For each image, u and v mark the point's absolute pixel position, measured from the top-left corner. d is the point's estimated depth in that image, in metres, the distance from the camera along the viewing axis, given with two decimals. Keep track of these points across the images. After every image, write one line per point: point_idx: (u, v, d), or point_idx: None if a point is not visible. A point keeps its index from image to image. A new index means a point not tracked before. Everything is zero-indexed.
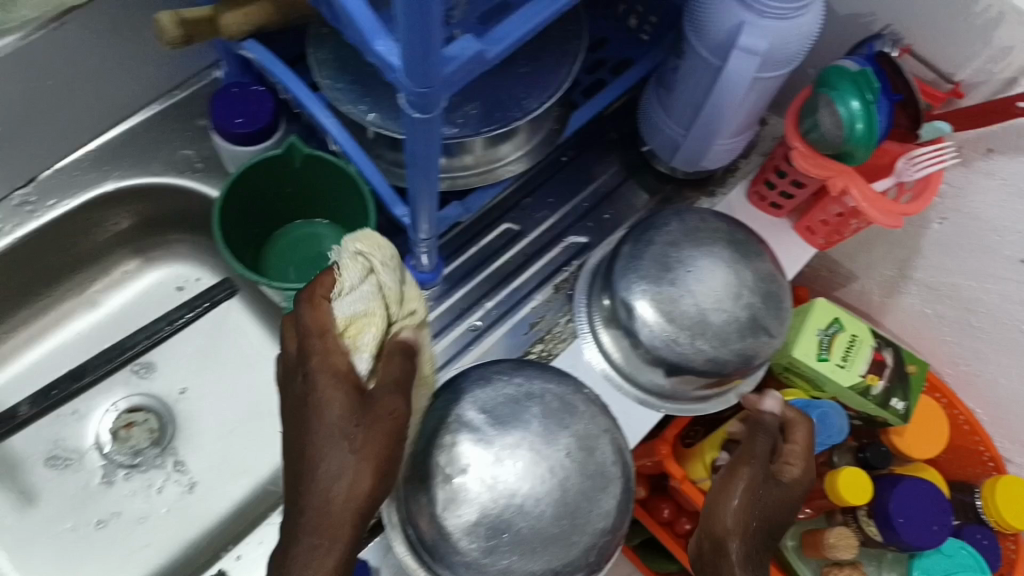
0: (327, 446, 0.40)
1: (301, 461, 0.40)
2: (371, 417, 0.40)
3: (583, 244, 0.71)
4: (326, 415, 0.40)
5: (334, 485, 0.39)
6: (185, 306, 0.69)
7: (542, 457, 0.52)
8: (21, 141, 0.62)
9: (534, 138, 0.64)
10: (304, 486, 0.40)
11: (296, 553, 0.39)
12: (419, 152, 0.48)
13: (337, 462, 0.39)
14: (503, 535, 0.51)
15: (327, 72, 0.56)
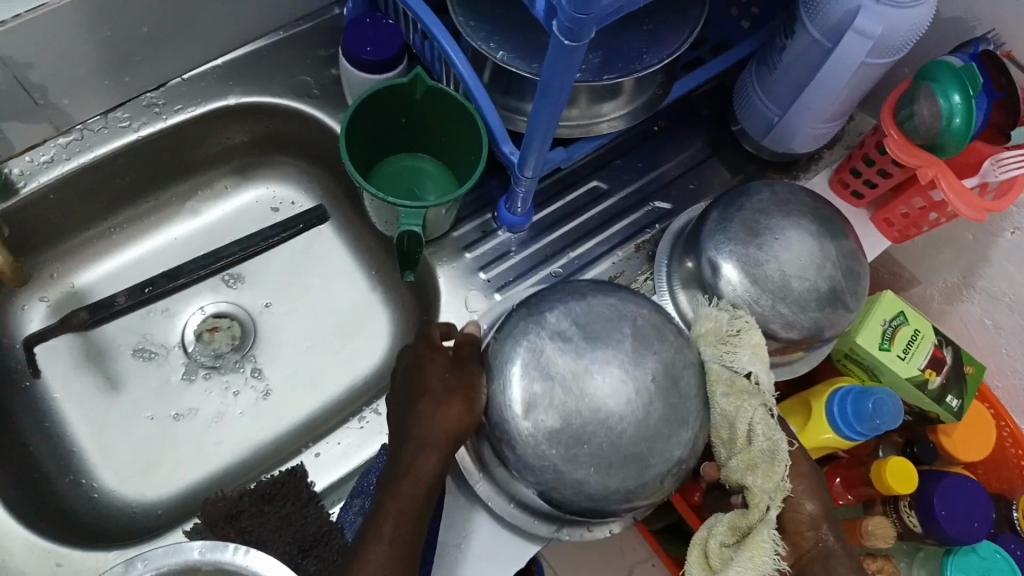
0: (429, 396, 0.54)
1: (410, 401, 0.55)
2: (462, 372, 0.55)
3: (667, 210, 0.74)
4: (427, 376, 0.55)
5: (428, 425, 0.53)
6: (282, 225, 0.74)
7: (630, 377, 0.52)
8: (160, 47, 0.66)
9: (637, 100, 0.66)
10: (409, 427, 0.54)
11: (404, 457, 0.53)
12: (553, 82, 0.51)
13: (429, 409, 0.53)
14: (580, 446, 0.51)
15: (462, 10, 0.59)
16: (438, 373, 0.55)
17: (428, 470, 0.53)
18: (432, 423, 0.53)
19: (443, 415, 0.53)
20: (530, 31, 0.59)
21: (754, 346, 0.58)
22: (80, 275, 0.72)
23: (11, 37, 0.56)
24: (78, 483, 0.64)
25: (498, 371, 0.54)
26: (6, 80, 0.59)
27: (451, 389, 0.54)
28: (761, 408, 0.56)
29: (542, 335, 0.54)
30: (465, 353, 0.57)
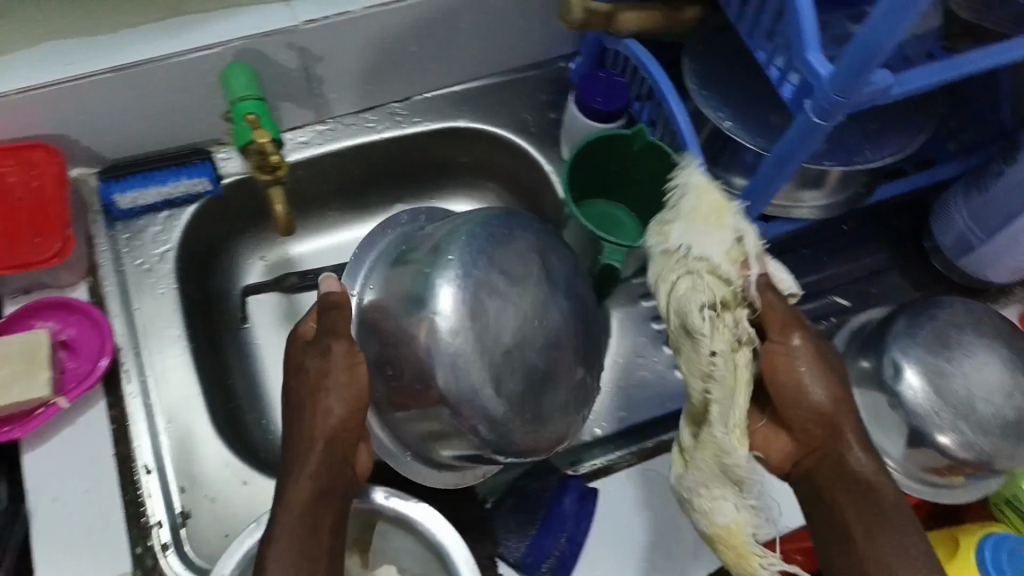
0: (313, 391, 0.54)
1: (308, 401, 0.53)
2: (322, 358, 0.54)
3: (846, 307, 0.74)
4: (299, 363, 0.55)
5: (304, 419, 0.53)
6: None
7: (535, 310, 0.55)
8: (418, 67, 0.73)
9: (840, 195, 0.68)
10: (296, 431, 0.53)
11: (292, 468, 0.52)
12: (785, 150, 0.55)
13: (306, 395, 0.54)
14: (520, 378, 0.53)
15: (696, 80, 0.62)
16: (299, 357, 0.56)
17: (314, 463, 0.51)
18: (333, 410, 0.53)
19: (331, 399, 0.53)
20: (763, 107, 0.61)
21: (723, 211, 0.54)
22: (296, 245, 0.80)
23: (313, 34, 0.64)
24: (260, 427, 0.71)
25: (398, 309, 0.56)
26: (298, 70, 0.67)
27: (317, 376, 0.54)
28: (711, 279, 0.52)
29: (470, 278, 0.54)
30: (329, 326, 0.55)
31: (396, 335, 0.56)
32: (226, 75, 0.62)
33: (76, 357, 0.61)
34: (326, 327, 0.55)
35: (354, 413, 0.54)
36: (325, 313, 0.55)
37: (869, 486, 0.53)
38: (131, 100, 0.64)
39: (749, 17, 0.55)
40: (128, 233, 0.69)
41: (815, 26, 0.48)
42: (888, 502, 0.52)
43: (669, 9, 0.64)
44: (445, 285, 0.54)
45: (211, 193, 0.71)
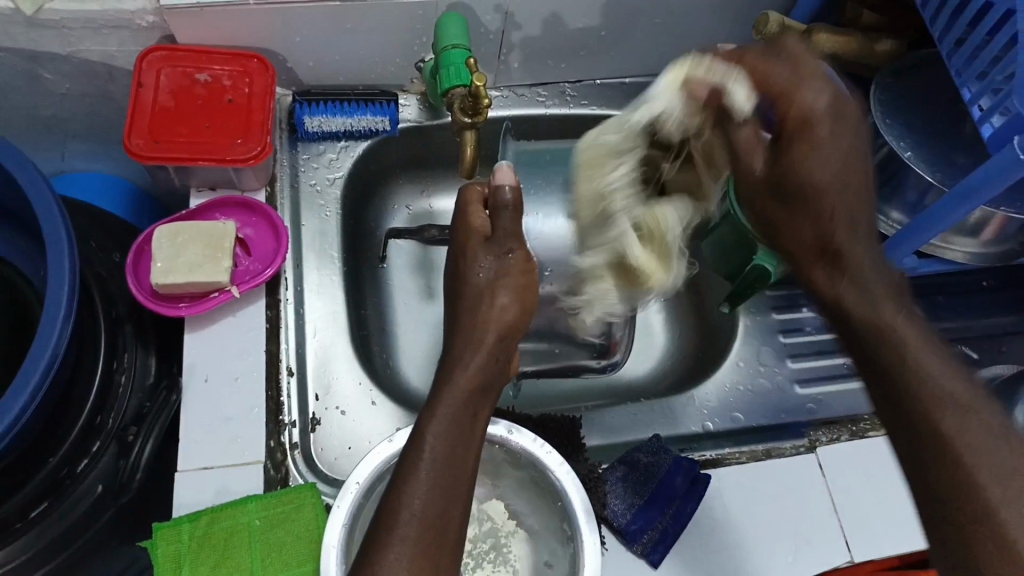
0: (492, 285, 0.55)
1: (477, 297, 0.55)
2: (503, 255, 0.57)
3: (973, 359, 0.75)
4: (474, 256, 0.57)
5: (480, 308, 0.55)
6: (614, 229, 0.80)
7: None
8: (600, 53, 0.77)
9: (995, 246, 0.69)
10: (461, 325, 0.54)
11: (457, 353, 0.53)
12: (972, 185, 0.55)
13: (480, 290, 0.55)
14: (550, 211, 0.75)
15: (884, 109, 0.67)
16: (471, 253, 0.57)
17: (476, 360, 0.52)
18: (497, 308, 0.55)
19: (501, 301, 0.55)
20: (945, 145, 0.65)
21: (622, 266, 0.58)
22: (441, 200, 0.82)
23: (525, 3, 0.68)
24: (387, 360, 0.73)
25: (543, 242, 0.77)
26: (496, 33, 0.71)
27: (492, 276, 0.56)
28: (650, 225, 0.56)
29: None
30: (502, 228, 0.58)
31: None
32: (440, 23, 0.65)
33: (251, 257, 0.65)
34: (504, 229, 0.58)
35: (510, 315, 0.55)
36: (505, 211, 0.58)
37: (852, 318, 0.48)
38: (346, 32, 0.68)
39: (964, 55, 0.58)
40: (307, 154, 0.74)
41: None
42: (881, 336, 0.46)
43: (867, 39, 0.69)
44: None
45: (387, 133, 0.75)
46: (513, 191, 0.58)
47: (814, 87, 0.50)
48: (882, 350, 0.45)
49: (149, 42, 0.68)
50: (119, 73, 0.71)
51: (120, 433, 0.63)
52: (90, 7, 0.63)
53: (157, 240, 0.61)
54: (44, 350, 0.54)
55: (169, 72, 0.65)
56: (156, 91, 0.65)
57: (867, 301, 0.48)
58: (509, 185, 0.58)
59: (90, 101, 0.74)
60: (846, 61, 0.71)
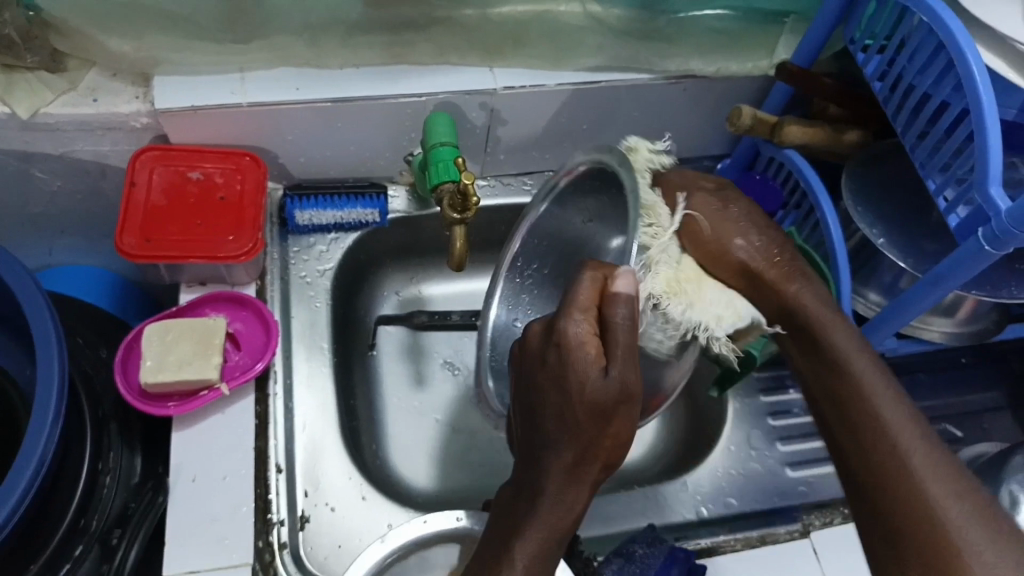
0: (615, 419, 0.46)
1: (573, 422, 0.46)
2: (621, 377, 0.46)
3: (957, 436, 0.76)
4: (585, 383, 0.46)
5: (600, 432, 0.46)
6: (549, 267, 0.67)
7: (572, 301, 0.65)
8: (582, 143, 0.80)
9: (969, 326, 0.71)
10: (563, 452, 0.47)
11: (550, 489, 0.47)
12: (947, 270, 0.57)
13: (595, 416, 0.46)
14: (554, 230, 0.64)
15: (853, 197, 0.70)
16: (579, 378, 0.46)
17: (580, 501, 0.48)
18: (627, 435, 0.47)
19: (628, 413, 0.47)
20: (913, 230, 0.67)
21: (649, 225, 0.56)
22: (429, 286, 0.84)
23: (509, 99, 0.72)
24: (376, 451, 0.73)
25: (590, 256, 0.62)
26: (482, 127, 0.75)
27: (603, 408, 0.46)
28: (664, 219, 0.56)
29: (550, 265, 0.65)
30: (621, 341, 0.46)
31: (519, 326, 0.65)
32: (430, 120, 0.68)
33: (241, 351, 0.65)
34: (619, 350, 0.46)
35: (626, 405, 0.46)
36: (616, 320, 0.46)
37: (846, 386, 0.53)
38: (336, 129, 0.70)
39: (924, 149, 0.61)
40: (297, 247, 0.75)
41: (1000, 164, 0.52)
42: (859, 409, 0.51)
43: (834, 130, 0.72)
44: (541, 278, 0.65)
45: (377, 224, 0.76)
46: (630, 305, 0.47)
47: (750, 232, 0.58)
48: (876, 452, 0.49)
49: (143, 142, 0.69)
50: (111, 171, 0.72)
51: (103, 537, 0.61)
52: (84, 110, 0.65)
53: (147, 338, 0.61)
54: (31, 456, 0.53)
55: (162, 171, 0.67)
56: (149, 189, 0.66)
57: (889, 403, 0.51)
58: (631, 295, 0.47)
59: (82, 198, 0.75)
60: (817, 151, 0.74)
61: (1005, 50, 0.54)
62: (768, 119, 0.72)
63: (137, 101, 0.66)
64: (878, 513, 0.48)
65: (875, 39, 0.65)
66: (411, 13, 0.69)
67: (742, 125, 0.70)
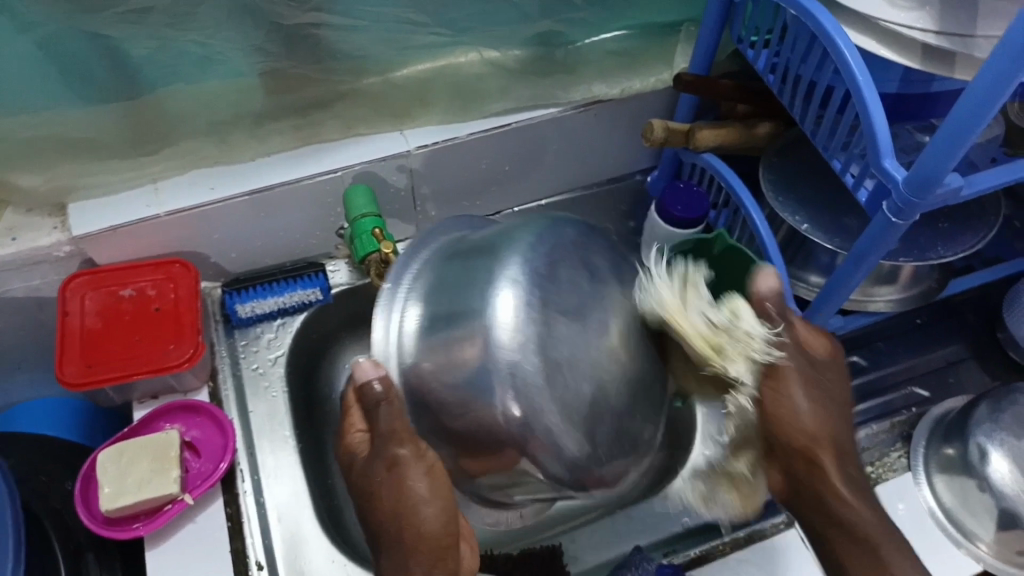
0: (410, 501, 0.50)
1: (370, 508, 0.52)
2: (396, 472, 0.51)
3: (925, 396, 0.77)
4: (364, 472, 0.52)
5: (407, 512, 0.50)
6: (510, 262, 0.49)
7: (499, 308, 0.48)
8: (505, 185, 0.82)
9: (913, 289, 0.72)
10: (382, 555, 0.51)
11: (388, 574, 0.50)
12: (864, 248, 0.58)
13: (377, 487, 0.52)
14: (609, 433, 0.50)
15: (774, 189, 0.71)
16: (362, 470, 0.53)
17: None
18: (426, 520, 0.50)
19: (415, 484, 0.50)
20: (835, 212, 0.69)
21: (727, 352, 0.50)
22: None
23: (423, 157, 0.73)
24: (361, 526, 0.72)
25: (486, 295, 0.48)
26: (406, 189, 0.77)
27: (394, 496, 0.51)
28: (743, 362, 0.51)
29: (514, 276, 0.48)
30: (383, 426, 0.50)
31: (465, 367, 0.49)
32: (348, 193, 0.69)
33: (201, 458, 0.65)
34: (382, 430, 0.51)
35: (413, 467, 0.51)
36: (378, 408, 0.50)
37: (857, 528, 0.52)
38: (263, 220, 0.71)
39: (822, 133, 0.62)
40: (245, 340, 0.75)
41: (889, 137, 0.53)
42: (872, 537, 0.52)
43: (746, 126, 0.73)
44: (503, 288, 0.48)
45: (321, 301, 0.76)
46: (381, 383, 0.50)
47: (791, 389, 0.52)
48: (840, 529, 0.53)
49: (71, 269, 0.70)
50: (47, 303, 0.72)
51: None
52: (5, 251, 0.65)
53: (102, 467, 0.60)
54: None
55: (93, 295, 0.67)
56: (83, 316, 0.66)
57: (858, 502, 0.52)
58: (376, 377, 0.50)
59: (25, 333, 0.75)
60: (734, 149, 0.75)
61: (874, 30, 0.56)
62: (681, 128, 0.74)
63: (55, 232, 0.66)
64: (820, 535, 0.55)
65: (758, 35, 0.67)
66: (314, 93, 0.70)
67: (653, 138, 0.72)
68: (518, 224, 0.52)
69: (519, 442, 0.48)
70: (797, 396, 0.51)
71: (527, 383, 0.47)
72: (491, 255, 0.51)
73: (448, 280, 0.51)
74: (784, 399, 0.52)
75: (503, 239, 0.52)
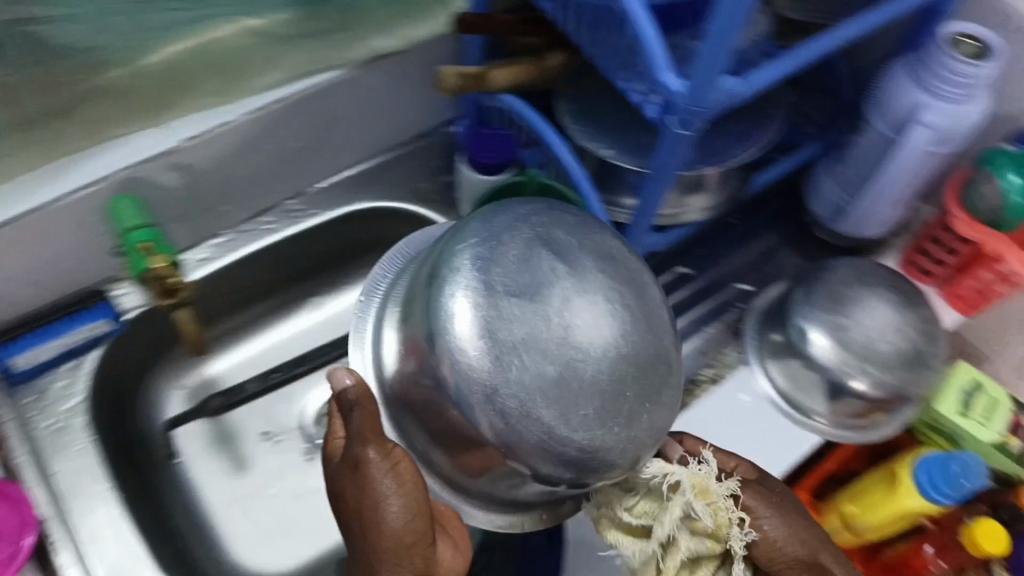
0: (379, 497, 0.51)
1: (346, 504, 0.53)
2: (359, 472, 0.52)
3: (749, 291, 0.81)
4: (340, 473, 0.54)
5: (376, 509, 0.51)
6: (480, 268, 0.52)
7: (495, 308, 0.51)
8: (303, 163, 0.76)
9: (721, 192, 0.74)
10: (358, 550, 0.52)
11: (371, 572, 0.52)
12: (665, 163, 0.59)
13: (349, 476, 0.53)
14: (593, 411, 0.49)
15: (573, 118, 0.70)
16: (337, 474, 0.54)
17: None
18: (390, 518, 0.51)
19: (381, 474, 0.52)
20: (633, 133, 0.69)
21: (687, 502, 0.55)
22: (215, 364, 0.79)
23: (194, 150, 0.66)
24: (212, 558, 0.70)
25: (441, 304, 0.52)
26: (186, 188, 0.69)
27: (356, 494, 0.52)
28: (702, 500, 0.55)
29: (474, 288, 0.51)
30: (354, 429, 0.53)
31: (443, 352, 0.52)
32: (113, 207, 0.63)
33: None
34: (355, 428, 0.53)
35: (402, 467, 0.52)
36: (352, 413, 0.53)
37: None
38: (21, 255, 0.62)
39: (605, 50, 0.60)
40: (31, 397, 0.67)
41: (662, 49, 0.53)
42: None
43: (537, 59, 0.71)
44: (455, 300, 0.51)
45: (114, 332, 0.69)
46: (354, 389, 0.54)
47: (769, 516, 0.58)
48: None
49: None
50: None
51: None
52: None
53: None
54: None
55: None
56: None
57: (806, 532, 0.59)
58: (348, 383, 0.54)
59: None
60: (529, 85, 0.73)
61: None
62: (474, 70, 0.70)
63: None
64: None
65: None
66: (46, 100, 0.59)
67: (449, 86, 0.68)
68: (464, 218, 0.57)
69: (504, 444, 0.50)
70: (768, 513, 0.58)
71: (461, 360, 0.50)
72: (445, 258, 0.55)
73: (417, 290, 0.56)
74: (774, 535, 0.58)
75: (451, 244, 0.55)
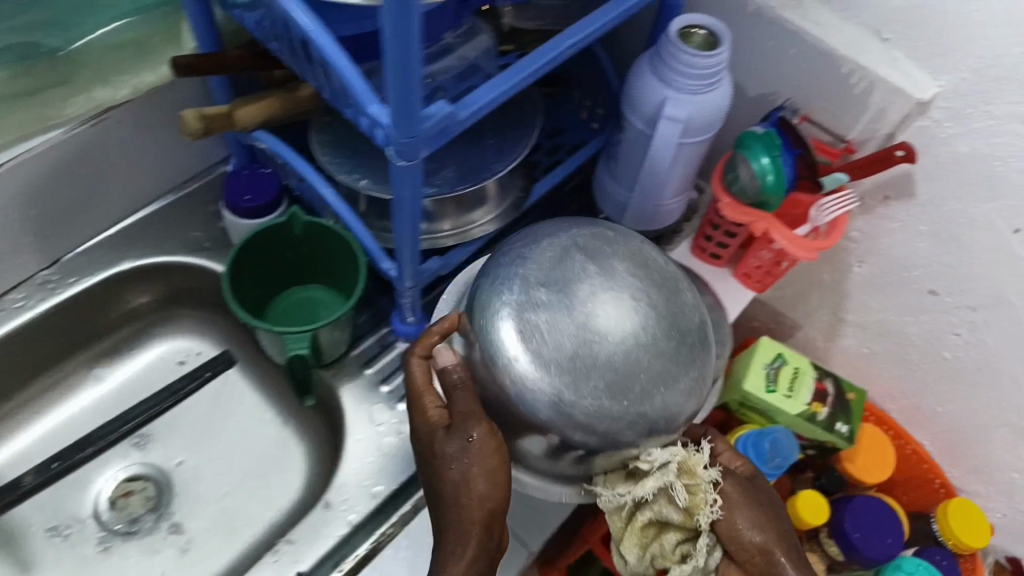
0: (467, 467, 0.53)
1: (437, 470, 0.55)
2: (460, 443, 0.54)
3: None
4: (440, 449, 0.55)
5: (463, 480, 0.53)
6: (590, 266, 0.55)
7: (609, 298, 0.53)
8: (48, 232, 0.71)
9: (504, 202, 0.71)
10: (444, 518, 0.54)
11: (446, 541, 0.53)
12: (404, 197, 0.56)
13: (443, 441, 0.55)
14: (603, 383, 0.51)
15: (327, 151, 0.67)
16: (441, 448, 0.55)
17: (470, 549, 0.52)
18: (482, 491, 0.53)
19: (475, 439, 0.54)
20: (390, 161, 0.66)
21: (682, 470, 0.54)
22: None
23: None
24: None
25: (490, 326, 0.54)
26: None
27: (459, 467, 0.54)
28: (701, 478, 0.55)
29: (523, 297, 0.54)
30: (461, 408, 0.55)
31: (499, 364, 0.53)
32: None
33: None
34: (461, 410, 0.55)
35: (488, 448, 0.54)
36: (455, 391, 0.56)
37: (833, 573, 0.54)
38: None
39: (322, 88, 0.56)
40: None
41: (363, 81, 0.50)
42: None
43: (288, 91, 0.67)
44: (503, 320, 0.53)
45: None
46: (456, 372, 0.56)
47: (740, 507, 0.55)
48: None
49: None
50: None
51: None
52: None
53: None
54: None
55: None
56: None
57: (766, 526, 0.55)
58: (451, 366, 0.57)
59: None
60: (287, 120, 0.68)
61: None
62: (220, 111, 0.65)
63: None
64: None
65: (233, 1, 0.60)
66: None
67: (193, 130, 0.62)
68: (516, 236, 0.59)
69: (555, 425, 0.52)
70: (740, 497, 0.55)
71: (519, 376, 0.52)
72: (495, 273, 0.57)
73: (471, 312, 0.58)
74: (733, 514, 0.54)
75: (504, 255, 0.58)
